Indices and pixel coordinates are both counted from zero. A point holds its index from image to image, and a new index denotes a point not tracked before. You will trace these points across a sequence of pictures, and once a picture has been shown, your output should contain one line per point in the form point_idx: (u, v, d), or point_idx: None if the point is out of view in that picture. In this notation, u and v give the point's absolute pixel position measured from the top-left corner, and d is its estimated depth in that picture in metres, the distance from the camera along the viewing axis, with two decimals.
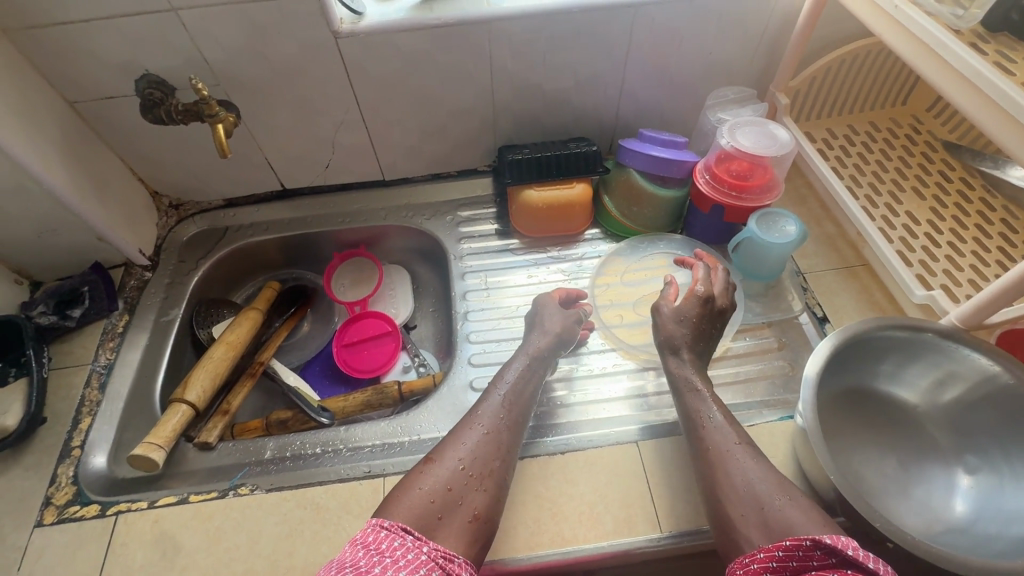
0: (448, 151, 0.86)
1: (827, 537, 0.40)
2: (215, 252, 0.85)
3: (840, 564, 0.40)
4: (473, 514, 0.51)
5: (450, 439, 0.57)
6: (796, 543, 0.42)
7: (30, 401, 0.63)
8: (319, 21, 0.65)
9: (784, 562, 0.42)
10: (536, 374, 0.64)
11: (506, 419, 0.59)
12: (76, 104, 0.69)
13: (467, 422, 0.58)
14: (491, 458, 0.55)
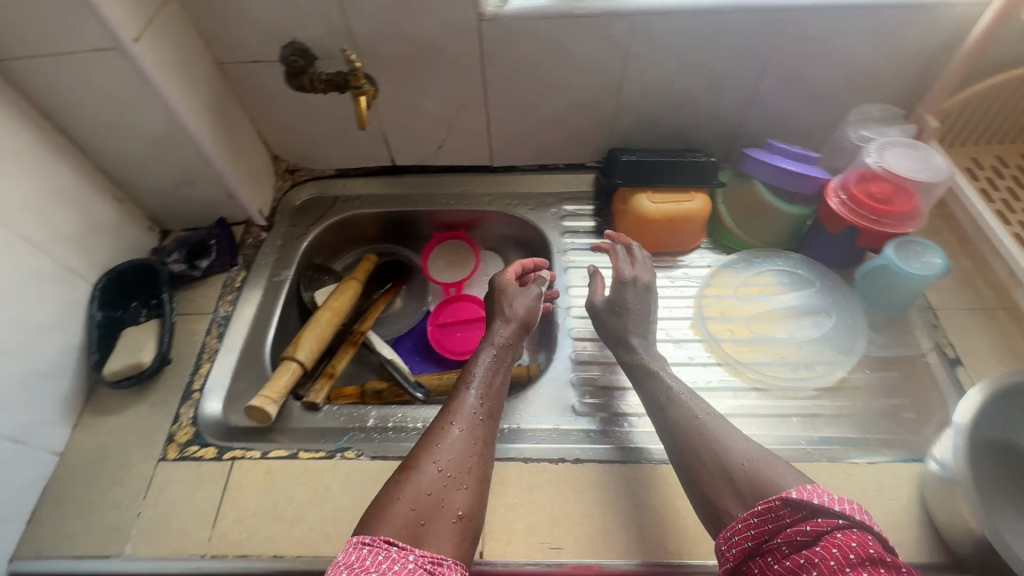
0: (560, 143, 0.85)
1: (791, 492, 0.46)
2: (324, 219, 0.87)
3: (809, 513, 0.44)
4: (459, 513, 0.52)
5: (427, 443, 0.56)
6: (767, 505, 0.46)
7: (163, 341, 0.66)
8: (468, 2, 0.65)
9: (761, 526, 0.46)
10: (502, 364, 0.66)
11: (477, 414, 0.60)
12: (224, 65, 0.72)
13: (440, 422, 0.58)
14: (470, 454, 0.56)
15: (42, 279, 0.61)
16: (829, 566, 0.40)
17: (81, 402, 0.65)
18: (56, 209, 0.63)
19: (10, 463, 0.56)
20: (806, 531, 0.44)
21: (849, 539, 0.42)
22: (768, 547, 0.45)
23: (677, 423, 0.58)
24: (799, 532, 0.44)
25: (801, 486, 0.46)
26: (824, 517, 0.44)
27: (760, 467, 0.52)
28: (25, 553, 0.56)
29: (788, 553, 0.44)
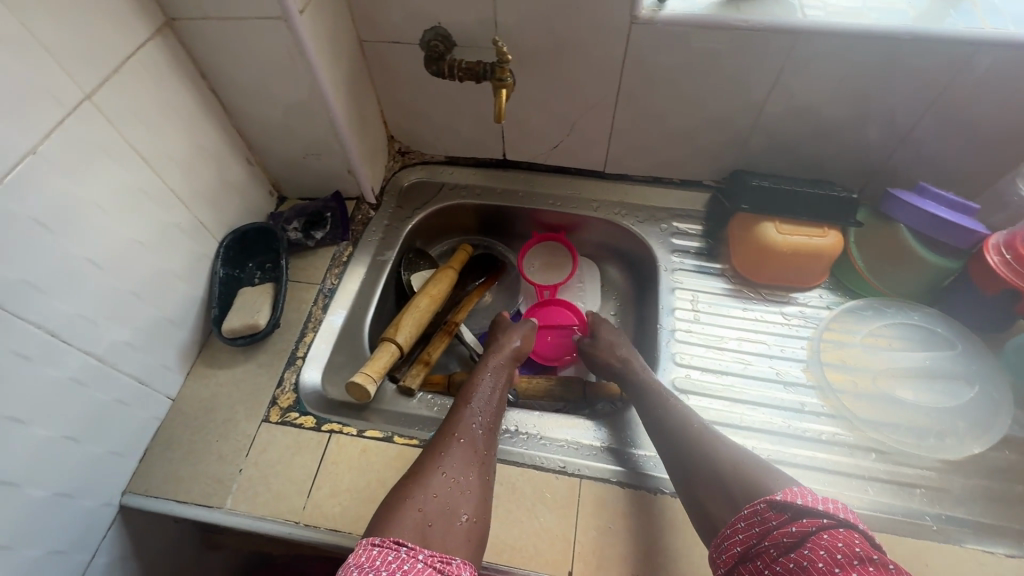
0: (680, 158, 0.82)
1: (777, 494, 0.48)
2: (430, 205, 0.88)
3: (795, 515, 0.46)
4: (468, 517, 0.53)
5: (434, 453, 0.58)
6: (754, 509, 0.48)
7: (276, 307, 0.68)
8: (625, 4, 0.63)
9: (749, 530, 0.48)
10: (498, 381, 0.68)
11: (481, 424, 0.61)
12: (365, 43, 0.73)
13: (446, 432, 0.60)
14: (475, 462, 0.57)
15: (181, 231, 0.63)
16: (818, 567, 0.41)
17: (196, 353, 0.67)
18: (200, 166, 0.65)
19: (135, 402, 0.59)
20: (793, 532, 0.45)
21: (835, 539, 0.43)
22: (758, 551, 0.46)
23: (670, 426, 0.60)
24: (785, 533, 0.45)
25: (786, 490, 0.48)
26: (809, 517, 0.45)
27: (750, 470, 0.52)
28: (136, 489, 0.59)
29: (776, 555, 0.44)
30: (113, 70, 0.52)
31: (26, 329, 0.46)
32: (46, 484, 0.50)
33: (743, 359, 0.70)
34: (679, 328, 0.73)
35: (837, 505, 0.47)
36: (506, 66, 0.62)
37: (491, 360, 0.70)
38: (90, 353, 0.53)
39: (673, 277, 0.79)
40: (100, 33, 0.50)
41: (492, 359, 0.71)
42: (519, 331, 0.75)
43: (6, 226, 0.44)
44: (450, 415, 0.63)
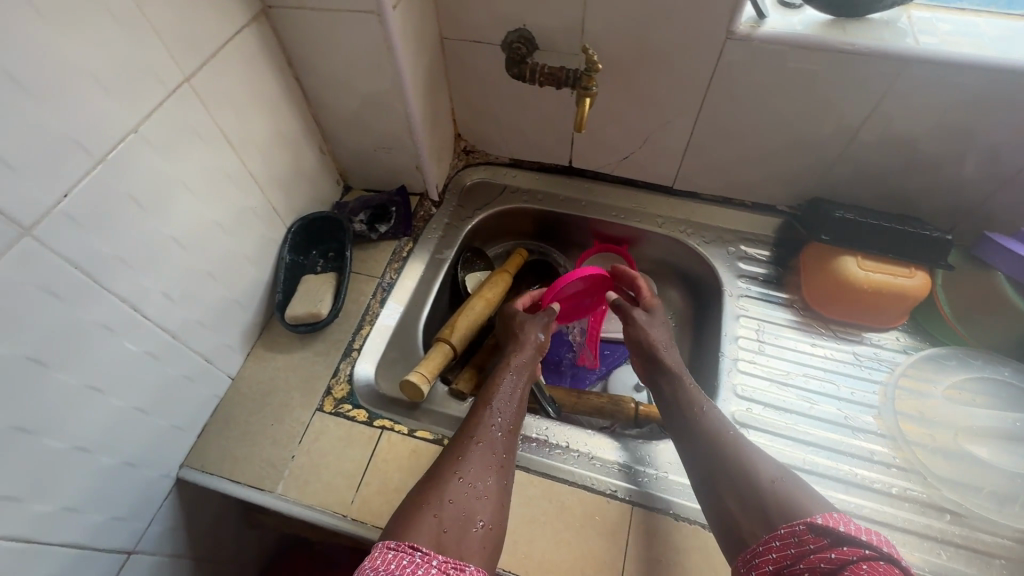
0: (755, 179, 0.79)
1: (817, 518, 0.46)
2: (491, 206, 0.87)
3: (833, 542, 0.44)
4: (484, 523, 0.51)
5: (453, 455, 0.56)
6: (790, 531, 0.47)
7: (338, 297, 0.69)
8: (722, 17, 0.60)
9: (783, 551, 0.46)
10: (519, 379, 0.65)
11: (501, 428, 0.59)
12: (446, 40, 0.73)
13: (466, 434, 0.58)
14: (494, 467, 0.55)
15: (255, 215, 0.64)
16: None
17: (256, 335, 0.68)
18: (278, 152, 0.66)
19: (200, 379, 0.60)
20: (831, 559, 0.43)
21: (874, 569, 0.40)
22: (791, 572, 0.45)
23: (698, 431, 0.58)
24: (822, 558, 0.43)
25: (827, 515, 0.46)
26: (850, 546, 0.43)
27: (782, 489, 0.51)
28: (193, 464, 0.60)
29: None
30: (212, 53, 0.53)
31: (113, 301, 0.47)
32: (116, 453, 0.51)
33: (809, 398, 0.67)
34: (741, 358, 0.70)
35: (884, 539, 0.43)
36: (592, 75, 0.60)
37: (515, 357, 0.67)
38: (165, 329, 0.54)
39: (738, 303, 0.76)
40: (204, 16, 0.51)
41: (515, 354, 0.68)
42: (543, 326, 0.71)
43: (105, 201, 0.45)
44: (471, 414, 0.60)
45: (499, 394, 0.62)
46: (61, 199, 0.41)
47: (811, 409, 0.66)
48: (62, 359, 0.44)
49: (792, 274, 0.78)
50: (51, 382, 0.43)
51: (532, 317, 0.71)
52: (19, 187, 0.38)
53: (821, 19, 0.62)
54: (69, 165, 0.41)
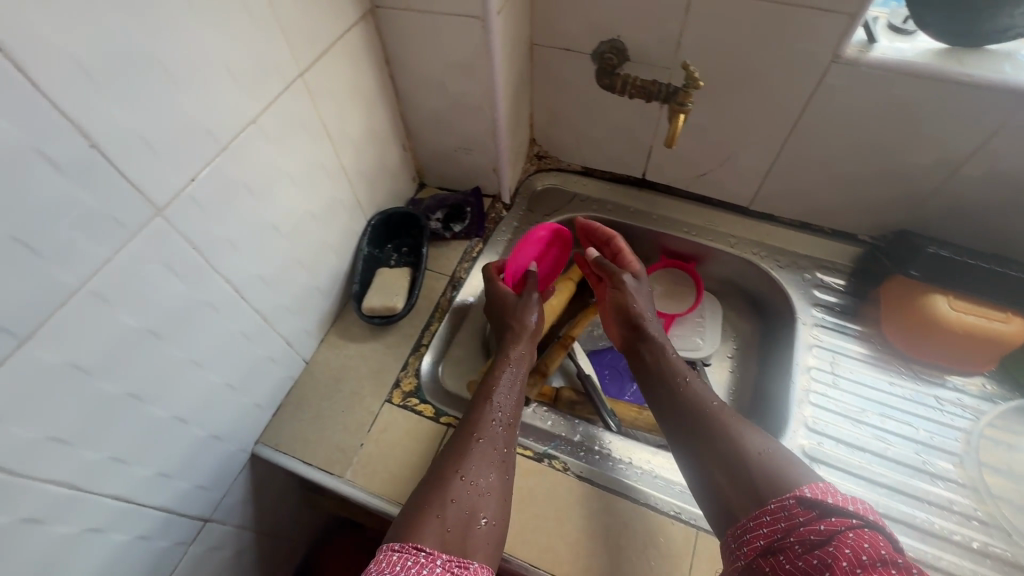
0: (838, 207, 0.76)
1: (805, 491, 0.48)
2: (561, 213, 0.87)
3: (821, 513, 0.46)
4: (487, 520, 0.52)
5: (455, 454, 0.56)
6: (779, 504, 0.48)
7: (412, 292, 0.70)
8: (831, 41, 0.59)
9: (774, 525, 0.47)
10: (513, 371, 0.64)
11: (503, 424, 0.59)
12: (536, 46, 0.74)
13: (468, 432, 0.58)
14: (498, 465, 0.56)
15: (342, 206, 0.66)
16: (842, 566, 0.42)
17: (331, 322, 0.71)
18: (367, 146, 0.68)
19: (280, 361, 0.63)
20: (819, 530, 0.45)
21: (862, 539, 0.43)
22: (781, 545, 0.46)
23: (686, 401, 0.59)
24: (812, 529, 0.45)
25: (812, 486, 0.48)
26: (837, 517, 0.45)
27: (761, 454, 0.52)
28: (267, 442, 0.62)
29: (800, 552, 0.45)
30: (324, 49, 0.55)
31: (219, 282, 0.50)
32: (206, 425, 0.53)
33: (884, 438, 0.64)
34: (814, 390, 0.68)
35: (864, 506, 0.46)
36: (690, 92, 0.60)
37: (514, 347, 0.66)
38: (258, 311, 0.56)
39: (812, 333, 0.74)
40: (322, 13, 0.53)
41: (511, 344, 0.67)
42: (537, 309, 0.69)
43: (223, 186, 0.47)
44: (471, 409, 0.60)
45: (500, 389, 0.62)
46: (189, 183, 0.44)
47: (886, 450, 0.64)
48: (174, 333, 0.46)
49: (870, 307, 0.75)
50: (163, 354, 0.46)
51: (525, 296, 0.69)
52: (159, 170, 0.41)
53: (935, 48, 0.59)
54: (198, 151, 0.44)
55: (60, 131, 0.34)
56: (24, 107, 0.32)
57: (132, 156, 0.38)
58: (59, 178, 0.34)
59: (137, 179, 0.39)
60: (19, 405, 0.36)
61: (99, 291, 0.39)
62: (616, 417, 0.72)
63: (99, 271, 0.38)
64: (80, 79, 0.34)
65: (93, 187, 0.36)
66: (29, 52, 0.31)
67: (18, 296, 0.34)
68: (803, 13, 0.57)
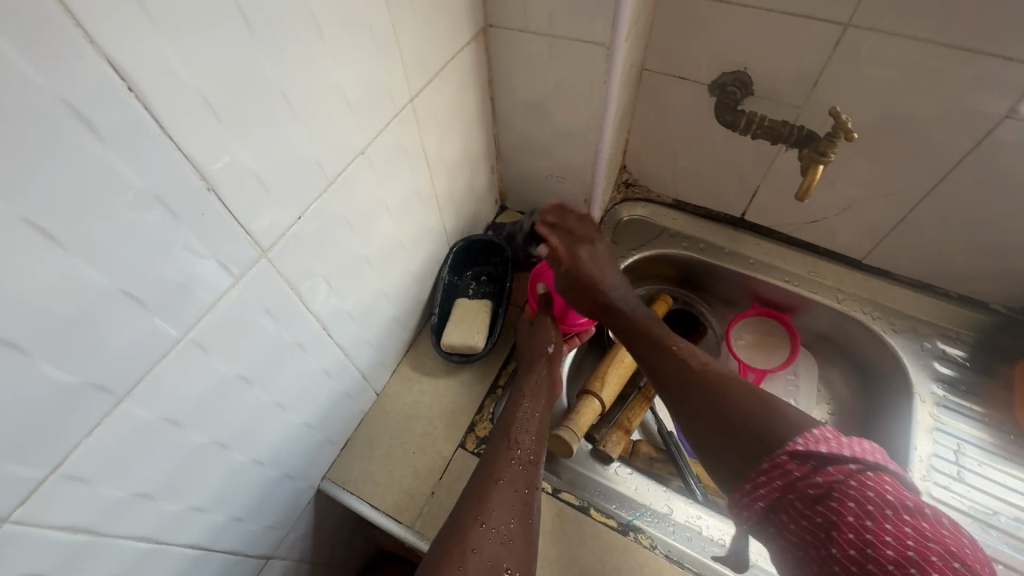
0: (972, 272, 0.68)
1: (798, 443, 0.40)
2: (647, 248, 0.81)
3: (818, 465, 0.39)
4: (511, 573, 0.43)
5: (472, 497, 0.48)
6: (773, 466, 0.40)
7: (494, 329, 0.65)
8: (1012, 94, 0.51)
9: (771, 485, 0.40)
10: (533, 404, 0.57)
11: (527, 466, 0.51)
12: (646, 72, 0.68)
13: (487, 475, 0.50)
14: (524, 511, 0.48)
15: (430, 233, 0.62)
16: (850, 526, 0.36)
17: (405, 352, 0.67)
18: (460, 170, 0.64)
19: (355, 395, 0.59)
20: (817, 483, 0.38)
21: (865, 487, 0.37)
22: (782, 505, 0.40)
23: (704, 393, 0.48)
24: (809, 487, 0.38)
25: (807, 436, 0.40)
26: (835, 466, 0.38)
27: (785, 425, 0.42)
28: (335, 478, 0.59)
29: (802, 509, 0.39)
30: (435, 72, 0.51)
31: (309, 320, 0.46)
32: (280, 465, 0.50)
33: (1019, 549, 0.57)
34: (935, 481, 0.61)
35: (865, 443, 0.41)
36: (836, 142, 0.54)
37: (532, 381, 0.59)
38: (342, 346, 0.53)
39: (931, 412, 0.66)
40: (438, 34, 0.49)
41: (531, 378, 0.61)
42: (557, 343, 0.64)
43: (325, 220, 0.44)
44: (490, 449, 0.53)
45: (522, 427, 0.55)
46: (295, 221, 0.40)
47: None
48: (262, 377, 0.43)
49: (999, 389, 0.67)
50: (250, 399, 0.43)
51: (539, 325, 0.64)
52: (267, 208, 0.37)
53: None
54: (307, 185, 0.40)
55: (178, 173, 0.30)
56: (148, 150, 0.28)
57: (243, 195, 0.35)
58: (173, 225, 0.31)
59: (246, 220, 0.36)
60: (110, 465, 0.33)
61: (197, 340, 0.35)
62: (700, 481, 0.65)
63: (200, 319, 0.35)
64: (204, 117, 0.30)
65: (204, 232, 0.33)
66: (158, 90, 0.27)
67: (122, 352, 0.31)
68: (982, 62, 0.50)
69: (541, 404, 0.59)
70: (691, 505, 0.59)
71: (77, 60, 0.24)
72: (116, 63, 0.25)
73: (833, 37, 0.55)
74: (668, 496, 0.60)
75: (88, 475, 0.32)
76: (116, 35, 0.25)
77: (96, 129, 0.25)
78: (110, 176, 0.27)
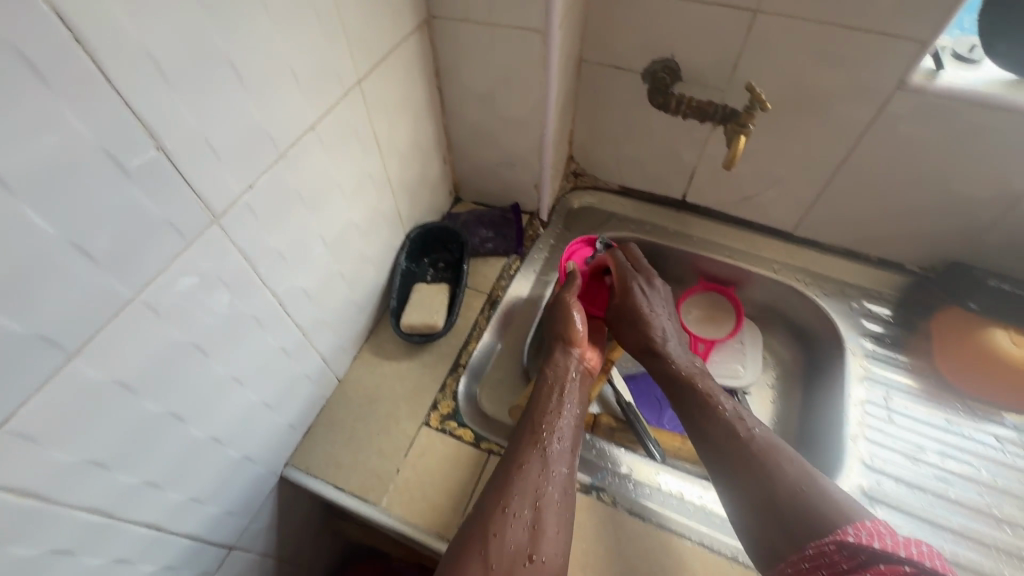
0: (887, 236, 0.74)
1: (848, 534, 0.43)
2: (599, 231, 0.84)
3: (870, 560, 0.41)
4: (537, 559, 0.46)
5: (500, 482, 0.50)
6: (821, 551, 0.43)
7: (452, 310, 0.67)
8: (899, 68, 0.57)
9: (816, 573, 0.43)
10: (568, 395, 0.58)
11: (560, 456, 0.53)
12: (584, 63, 0.73)
13: (515, 459, 0.52)
14: (548, 501, 0.49)
15: (385, 218, 0.64)
16: None
17: (365, 338, 0.68)
18: (412, 158, 0.66)
19: (316, 378, 0.60)
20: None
21: None
22: None
23: (728, 433, 0.53)
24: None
25: (856, 527, 0.43)
26: (886, 564, 0.40)
27: (809, 490, 0.47)
28: (297, 464, 0.59)
29: None
30: (381, 57, 0.54)
31: (264, 295, 0.47)
32: (240, 446, 0.50)
33: (944, 479, 0.62)
34: (869, 425, 0.66)
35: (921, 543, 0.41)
36: (753, 114, 0.60)
37: (567, 370, 0.60)
38: (300, 326, 0.54)
39: (863, 364, 0.71)
40: (382, 21, 0.52)
41: (570, 366, 0.61)
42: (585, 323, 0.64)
43: (278, 194, 0.45)
44: (520, 435, 0.54)
45: (559, 417, 0.55)
46: (246, 190, 0.41)
47: (948, 492, 0.61)
48: (218, 349, 0.43)
49: (920, 340, 0.73)
50: (205, 371, 0.43)
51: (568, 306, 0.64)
52: (219, 175, 0.38)
53: (1005, 77, 0.58)
54: (258, 155, 0.41)
55: (127, 129, 0.31)
56: (96, 103, 0.29)
57: (194, 159, 0.36)
58: (123, 181, 0.32)
59: (198, 185, 0.37)
60: (60, 426, 0.33)
61: (149, 302, 0.36)
62: (658, 444, 0.67)
63: (152, 281, 0.36)
64: (153, 77, 0.32)
65: (154, 191, 0.34)
66: (106, 44, 0.29)
67: (70, 306, 0.31)
68: (870, 39, 0.56)
69: (576, 397, 0.59)
70: (654, 468, 0.61)
71: (23, 4, 0.25)
72: (63, 13, 0.26)
73: (744, 22, 0.61)
74: (634, 462, 0.62)
75: (37, 434, 0.32)
76: None
77: (43, 76, 0.27)
78: (57, 124, 0.28)
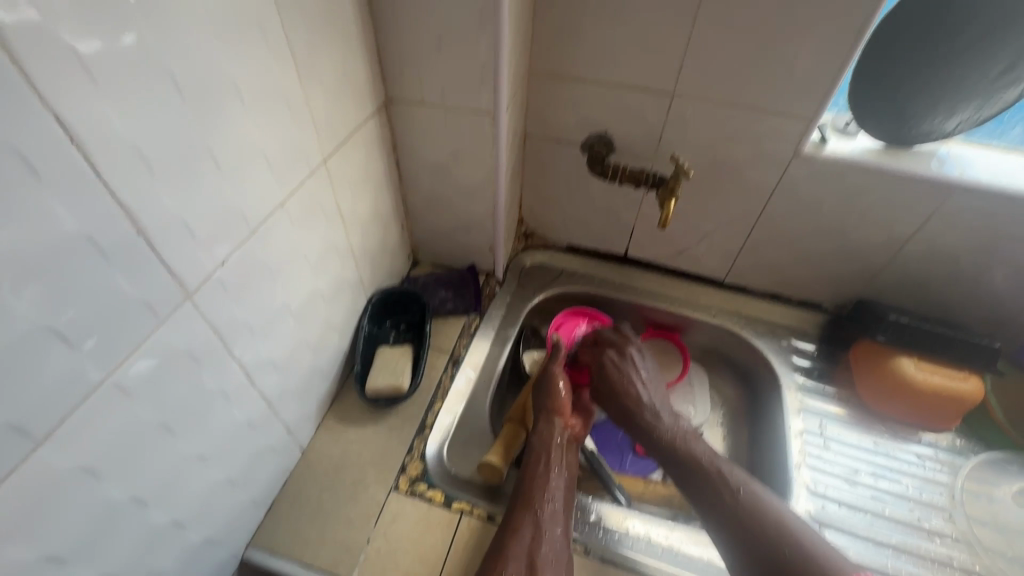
0: (803, 280, 0.84)
1: None
2: (552, 286, 0.89)
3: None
4: None
5: (496, 548, 0.52)
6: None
7: (416, 370, 0.69)
8: (793, 140, 0.68)
9: None
10: (555, 458, 0.61)
11: (553, 518, 0.55)
12: (528, 137, 0.81)
13: (509, 524, 0.54)
14: (544, 561, 0.51)
15: (348, 285, 0.66)
16: None
17: (329, 405, 0.68)
18: (373, 227, 0.70)
19: (280, 450, 0.59)
20: None
21: None
22: None
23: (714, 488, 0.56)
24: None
25: None
26: None
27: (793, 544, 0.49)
28: (261, 544, 0.56)
29: None
30: (344, 138, 0.58)
31: (232, 367, 0.47)
32: (203, 529, 0.48)
33: (879, 498, 0.68)
34: (809, 453, 0.72)
35: None
36: (680, 181, 0.69)
37: (554, 434, 0.63)
38: (266, 397, 0.53)
39: (797, 397, 0.78)
40: (345, 106, 0.57)
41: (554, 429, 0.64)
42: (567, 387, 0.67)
43: (249, 269, 0.47)
44: (514, 502, 0.57)
45: (549, 481, 0.58)
46: (219, 267, 0.43)
47: (884, 510, 0.67)
48: (184, 427, 0.43)
49: (842, 371, 0.81)
50: (171, 451, 0.42)
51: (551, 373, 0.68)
52: (194, 255, 0.40)
53: (875, 146, 0.70)
54: (231, 233, 0.43)
55: (110, 218, 0.33)
56: (82, 195, 0.31)
57: (172, 242, 0.38)
58: (102, 265, 0.33)
59: (174, 266, 0.38)
60: (20, 520, 0.31)
61: (120, 383, 0.36)
62: (623, 490, 0.70)
63: (123, 361, 0.36)
64: (138, 169, 0.34)
65: (130, 272, 0.35)
66: (95, 140, 0.31)
67: (42, 392, 0.31)
68: (768, 118, 0.67)
69: (561, 458, 0.61)
70: (622, 512, 0.64)
71: (22, 109, 0.27)
72: (61, 117, 0.29)
73: (665, 104, 0.70)
74: (602, 508, 0.64)
75: None
76: (61, 92, 0.29)
77: (36, 172, 0.28)
78: (45, 215, 0.29)
